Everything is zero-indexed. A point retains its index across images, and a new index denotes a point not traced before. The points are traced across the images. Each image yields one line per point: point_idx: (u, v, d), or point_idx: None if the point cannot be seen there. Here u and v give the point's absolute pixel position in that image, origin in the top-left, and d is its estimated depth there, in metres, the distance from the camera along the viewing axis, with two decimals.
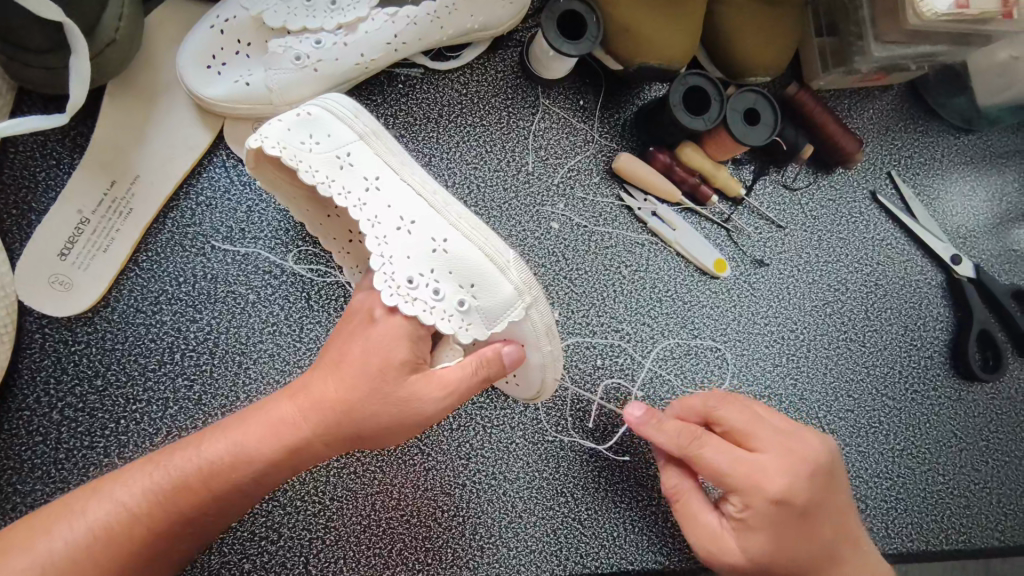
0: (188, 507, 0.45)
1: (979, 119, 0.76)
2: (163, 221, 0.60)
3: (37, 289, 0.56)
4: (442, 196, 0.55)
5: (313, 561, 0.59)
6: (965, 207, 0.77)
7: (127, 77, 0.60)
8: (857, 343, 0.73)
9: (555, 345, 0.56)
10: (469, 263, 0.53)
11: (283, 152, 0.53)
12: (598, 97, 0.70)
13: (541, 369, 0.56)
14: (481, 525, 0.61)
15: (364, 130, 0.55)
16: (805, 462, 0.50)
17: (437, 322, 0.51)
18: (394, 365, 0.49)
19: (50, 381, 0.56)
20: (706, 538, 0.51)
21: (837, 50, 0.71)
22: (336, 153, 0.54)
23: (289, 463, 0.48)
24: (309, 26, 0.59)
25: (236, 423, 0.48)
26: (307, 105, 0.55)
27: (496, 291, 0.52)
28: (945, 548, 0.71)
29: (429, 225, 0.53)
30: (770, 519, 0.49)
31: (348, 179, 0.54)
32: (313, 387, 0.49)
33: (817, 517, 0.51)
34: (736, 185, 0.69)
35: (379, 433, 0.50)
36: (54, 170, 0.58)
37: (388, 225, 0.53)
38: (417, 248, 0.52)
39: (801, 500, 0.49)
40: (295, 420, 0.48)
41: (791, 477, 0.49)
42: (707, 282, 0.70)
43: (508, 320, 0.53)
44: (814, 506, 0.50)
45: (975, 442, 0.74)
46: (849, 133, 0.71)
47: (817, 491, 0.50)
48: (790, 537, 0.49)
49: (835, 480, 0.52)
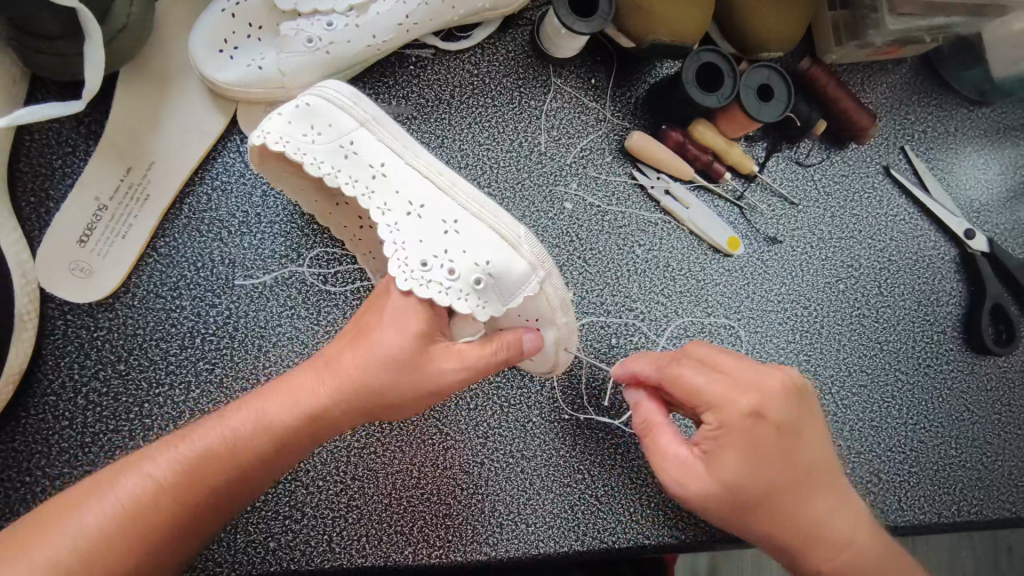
0: (217, 476, 0.47)
1: (993, 92, 0.75)
2: (179, 207, 0.60)
3: (58, 275, 0.57)
4: (449, 177, 0.55)
5: (337, 539, 0.60)
6: (979, 181, 0.77)
7: (139, 63, 0.60)
8: (870, 318, 0.73)
9: (569, 316, 0.56)
10: (480, 242, 0.53)
11: (285, 146, 0.53)
12: (610, 75, 0.70)
13: (558, 341, 0.56)
14: (500, 503, 0.62)
15: (364, 117, 0.54)
16: (772, 387, 0.48)
17: (453, 302, 0.51)
18: (415, 337, 0.50)
19: (74, 366, 0.57)
20: (677, 468, 0.49)
21: (850, 23, 0.71)
22: (339, 143, 0.54)
23: (314, 433, 0.49)
24: (321, 9, 0.59)
25: (257, 400, 0.49)
26: (305, 96, 0.55)
27: (510, 266, 0.52)
28: (959, 521, 0.72)
29: (438, 208, 0.53)
30: (732, 443, 0.47)
31: (356, 168, 0.54)
32: (334, 363, 0.50)
33: (792, 447, 0.48)
34: (750, 162, 0.69)
35: (402, 404, 0.51)
36: (70, 158, 0.59)
37: (398, 212, 0.53)
38: (428, 231, 0.52)
39: (766, 422, 0.47)
40: (319, 397, 0.49)
41: (763, 394, 0.47)
42: (720, 260, 0.70)
43: (524, 295, 0.53)
44: (786, 432, 0.48)
45: (987, 415, 0.74)
46: (863, 109, 0.71)
47: (788, 415, 0.48)
48: (760, 464, 0.47)
49: (806, 409, 0.49)
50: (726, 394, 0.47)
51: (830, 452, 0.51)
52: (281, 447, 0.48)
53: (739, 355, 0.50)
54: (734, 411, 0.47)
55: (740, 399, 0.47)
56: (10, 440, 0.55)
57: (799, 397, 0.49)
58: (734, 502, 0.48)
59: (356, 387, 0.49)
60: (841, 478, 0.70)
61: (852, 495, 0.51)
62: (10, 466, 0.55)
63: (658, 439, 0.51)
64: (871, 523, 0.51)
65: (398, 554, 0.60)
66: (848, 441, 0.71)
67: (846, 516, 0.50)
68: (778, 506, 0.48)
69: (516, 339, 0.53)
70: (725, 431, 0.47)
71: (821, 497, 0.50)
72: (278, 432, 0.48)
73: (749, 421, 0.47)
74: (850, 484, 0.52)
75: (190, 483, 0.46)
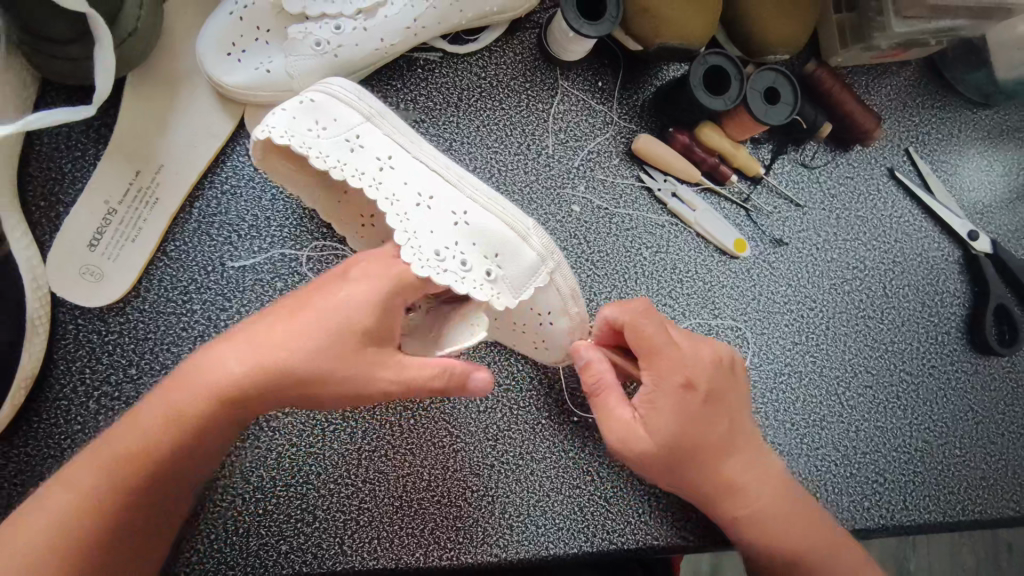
0: (148, 471, 0.44)
1: (996, 93, 0.76)
2: (190, 211, 0.60)
3: (68, 279, 0.57)
4: (455, 171, 0.56)
5: (348, 542, 0.60)
6: (982, 182, 0.77)
7: (147, 66, 0.60)
8: (875, 320, 0.74)
9: (580, 307, 0.58)
10: (491, 233, 0.54)
11: (291, 140, 0.52)
12: (616, 78, 0.70)
13: (570, 334, 0.58)
14: (509, 505, 0.62)
15: (370, 111, 0.55)
16: (700, 361, 0.56)
17: (469, 290, 0.51)
18: (353, 321, 0.47)
19: (86, 371, 0.57)
20: (617, 427, 0.56)
21: (856, 26, 0.71)
22: (346, 136, 0.54)
23: (244, 413, 0.46)
24: (328, 12, 0.59)
25: (178, 379, 0.45)
26: (310, 92, 0.55)
27: (519, 256, 0.54)
28: (964, 520, 0.72)
29: (447, 201, 0.54)
30: (665, 407, 0.55)
31: (363, 161, 0.54)
32: (269, 343, 0.46)
33: (711, 413, 0.56)
34: (756, 164, 0.70)
35: (341, 392, 0.47)
36: (80, 162, 0.59)
37: (408, 203, 0.53)
38: (440, 223, 0.53)
39: (693, 392, 0.55)
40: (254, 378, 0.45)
41: (694, 366, 0.56)
42: (727, 262, 0.70)
43: (535, 286, 0.54)
44: (709, 401, 0.56)
45: (991, 415, 0.74)
46: (867, 110, 0.71)
47: (711, 386, 0.56)
48: (686, 426, 0.55)
49: (727, 380, 0.58)
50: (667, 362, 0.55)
51: (745, 418, 0.60)
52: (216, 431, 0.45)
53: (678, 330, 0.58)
54: (670, 380, 0.55)
55: (675, 371, 0.55)
56: (22, 445, 0.55)
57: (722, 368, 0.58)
58: (665, 459, 0.56)
59: (296, 371, 0.46)
60: (847, 479, 0.70)
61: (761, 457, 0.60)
62: (22, 470, 0.55)
63: (606, 401, 0.56)
64: (778, 477, 0.60)
65: (409, 557, 0.60)
66: (853, 442, 0.71)
67: (753, 473, 0.59)
68: (701, 464, 0.57)
69: (462, 371, 0.49)
70: (660, 394, 0.55)
71: (732, 458, 0.58)
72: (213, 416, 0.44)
73: (678, 388, 0.55)
74: (762, 451, 0.60)
75: (121, 472, 0.43)
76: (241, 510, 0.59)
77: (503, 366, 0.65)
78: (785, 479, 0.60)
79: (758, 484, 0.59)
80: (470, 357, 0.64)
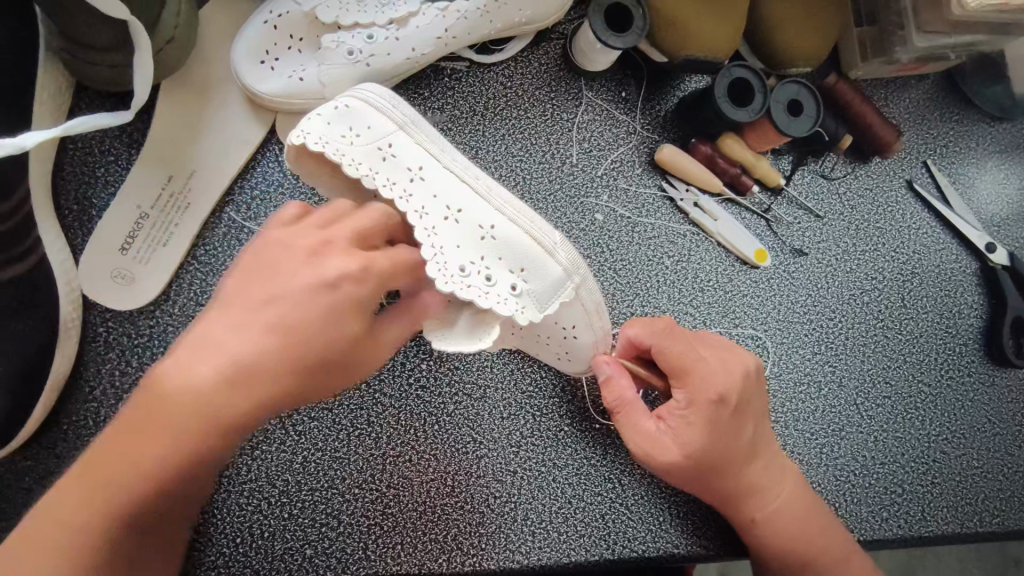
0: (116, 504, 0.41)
1: (1013, 107, 0.77)
2: (220, 216, 0.61)
3: (100, 282, 0.58)
4: (485, 184, 0.56)
5: (372, 547, 0.60)
6: (999, 194, 0.78)
7: (181, 73, 0.61)
8: (893, 330, 0.74)
9: (604, 321, 0.59)
10: (518, 247, 0.53)
11: (324, 146, 0.52)
12: (640, 89, 0.71)
13: (593, 347, 0.59)
14: (532, 511, 0.63)
15: (403, 121, 0.55)
16: (731, 374, 0.57)
17: (494, 306, 0.51)
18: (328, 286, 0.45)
19: (115, 373, 0.57)
20: (645, 441, 0.57)
21: (876, 40, 0.72)
22: (378, 144, 0.54)
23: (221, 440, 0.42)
24: (361, 22, 0.60)
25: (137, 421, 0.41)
26: (344, 98, 0.55)
27: (546, 273, 0.53)
28: (982, 531, 0.72)
29: (476, 213, 0.54)
30: (697, 420, 0.55)
31: (393, 171, 0.54)
32: (207, 359, 0.41)
33: (739, 425, 0.57)
34: (777, 175, 0.70)
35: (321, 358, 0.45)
36: (113, 166, 0.59)
37: (436, 216, 0.53)
38: (467, 236, 0.53)
39: (726, 405, 0.56)
40: (228, 386, 0.41)
41: (726, 378, 0.56)
42: (747, 271, 0.71)
43: (559, 301, 0.54)
44: (738, 413, 0.57)
45: (1008, 427, 0.75)
46: (886, 123, 0.72)
47: (742, 398, 0.57)
48: (716, 438, 0.56)
49: (754, 391, 0.59)
50: (701, 375, 0.56)
51: (766, 430, 0.60)
52: (197, 456, 0.41)
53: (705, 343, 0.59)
54: (704, 395, 0.55)
55: (708, 386, 0.55)
56: (51, 446, 0.56)
57: (752, 380, 0.59)
58: (693, 470, 0.57)
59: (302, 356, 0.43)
60: (866, 489, 0.70)
61: (783, 467, 0.61)
62: (50, 472, 0.55)
63: (632, 415, 0.57)
64: (801, 486, 0.61)
65: (432, 562, 0.60)
66: (873, 452, 0.71)
67: (775, 483, 0.60)
68: (727, 474, 0.58)
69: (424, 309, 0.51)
70: (692, 407, 0.56)
71: (756, 467, 0.59)
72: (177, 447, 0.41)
73: (713, 402, 0.55)
74: (782, 460, 0.61)
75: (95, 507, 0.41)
76: (265, 514, 0.59)
77: (527, 373, 0.65)
78: (807, 489, 0.62)
79: (781, 495, 0.60)
80: (494, 363, 0.65)
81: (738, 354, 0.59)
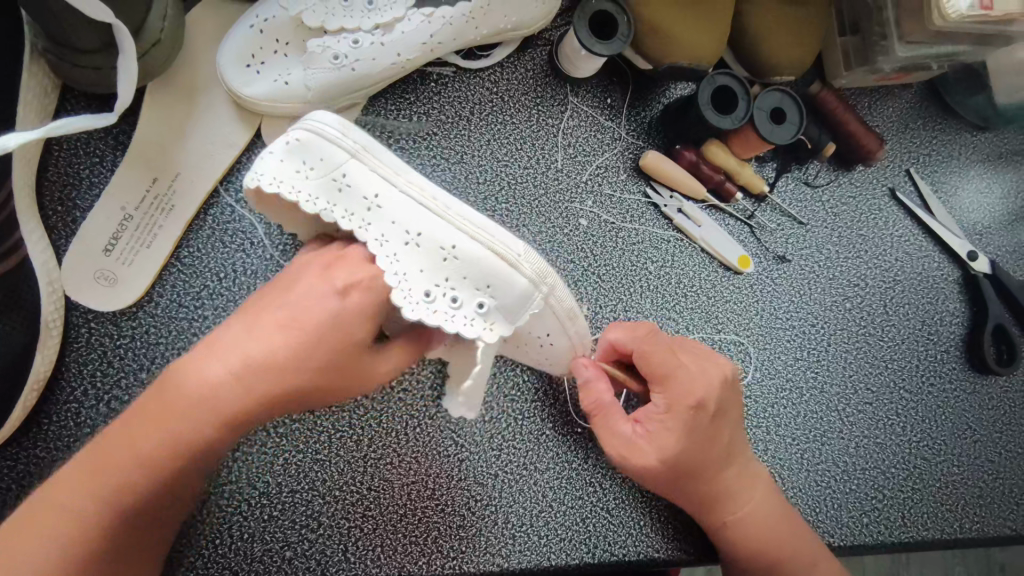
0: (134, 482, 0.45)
1: (995, 117, 0.77)
2: (204, 217, 0.61)
3: (83, 283, 0.58)
4: (444, 201, 0.54)
5: (352, 549, 0.60)
6: (981, 203, 0.79)
7: (167, 75, 0.61)
8: (875, 337, 0.75)
9: (579, 326, 0.59)
10: (481, 268, 0.52)
11: (280, 187, 0.52)
12: (625, 96, 0.71)
13: (570, 350, 0.59)
14: (513, 515, 0.63)
15: (354, 148, 0.53)
16: (712, 379, 0.58)
17: (460, 329, 0.52)
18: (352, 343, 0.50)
19: (97, 374, 0.58)
20: (622, 445, 0.57)
21: (859, 49, 0.73)
22: (331, 176, 0.53)
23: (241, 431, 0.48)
24: (347, 26, 0.60)
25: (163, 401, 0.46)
26: (294, 131, 0.54)
27: (512, 287, 0.52)
28: (960, 537, 0.73)
29: (436, 235, 0.52)
30: (675, 425, 0.56)
31: (350, 201, 0.53)
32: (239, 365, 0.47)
33: (714, 431, 0.58)
34: (761, 181, 0.71)
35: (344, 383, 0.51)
36: (98, 168, 0.60)
37: (397, 242, 0.52)
38: (429, 260, 0.52)
39: (704, 411, 0.56)
40: (246, 382, 0.47)
41: (706, 384, 0.57)
42: (730, 277, 0.72)
43: (529, 314, 0.53)
44: (715, 419, 0.58)
45: (988, 434, 0.75)
46: (870, 131, 0.73)
47: (721, 404, 0.58)
48: (692, 443, 0.57)
49: (732, 397, 0.59)
50: (681, 381, 0.56)
51: (741, 437, 0.61)
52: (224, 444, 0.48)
53: (684, 347, 0.60)
54: (683, 401, 0.56)
55: (687, 392, 0.56)
56: (31, 447, 0.56)
57: (730, 386, 0.59)
58: (669, 474, 0.57)
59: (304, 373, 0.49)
60: (846, 495, 0.71)
61: (755, 474, 0.61)
62: (29, 472, 0.55)
63: (609, 418, 0.57)
64: (771, 493, 0.62)
65: (412, 564, 0.61)
66: (853, 458, 0.72)
67: (747, 489, 0.60)
68: (701, 479, 0.58)
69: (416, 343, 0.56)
70: (671, 413, 0.56)
71: (729, 472, 0.60)
72: (185, 435, 0.46)
73: (691, 408, 0.56)
74: (754, 467, 0.62)
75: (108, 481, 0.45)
76: (246, 515, 0.59)
77: (509, 377, 0.65)
78: (775, 495, 0.62)
79: (751, 501, 0.60)
80: None
81: (717, 361, 0.60)
